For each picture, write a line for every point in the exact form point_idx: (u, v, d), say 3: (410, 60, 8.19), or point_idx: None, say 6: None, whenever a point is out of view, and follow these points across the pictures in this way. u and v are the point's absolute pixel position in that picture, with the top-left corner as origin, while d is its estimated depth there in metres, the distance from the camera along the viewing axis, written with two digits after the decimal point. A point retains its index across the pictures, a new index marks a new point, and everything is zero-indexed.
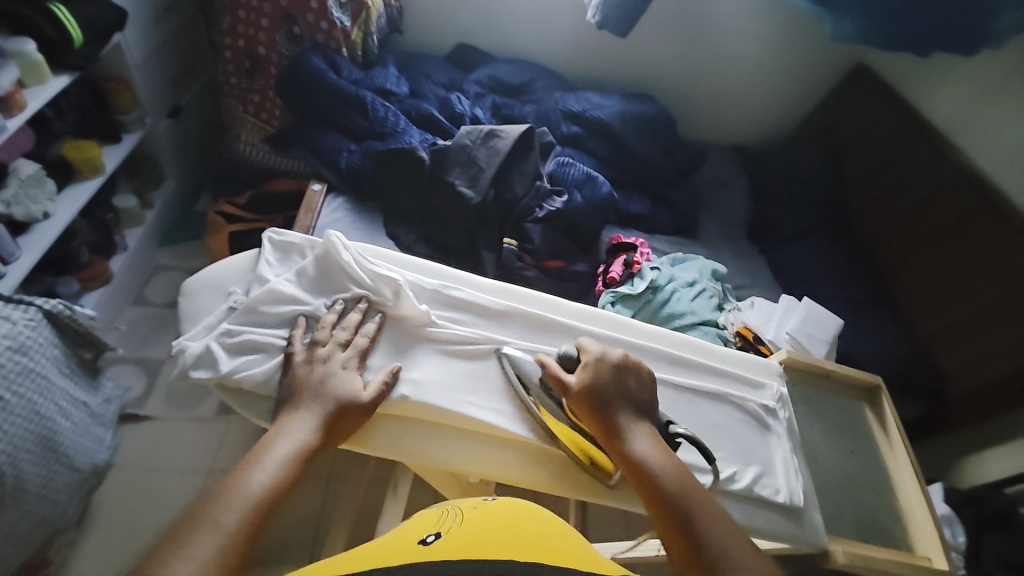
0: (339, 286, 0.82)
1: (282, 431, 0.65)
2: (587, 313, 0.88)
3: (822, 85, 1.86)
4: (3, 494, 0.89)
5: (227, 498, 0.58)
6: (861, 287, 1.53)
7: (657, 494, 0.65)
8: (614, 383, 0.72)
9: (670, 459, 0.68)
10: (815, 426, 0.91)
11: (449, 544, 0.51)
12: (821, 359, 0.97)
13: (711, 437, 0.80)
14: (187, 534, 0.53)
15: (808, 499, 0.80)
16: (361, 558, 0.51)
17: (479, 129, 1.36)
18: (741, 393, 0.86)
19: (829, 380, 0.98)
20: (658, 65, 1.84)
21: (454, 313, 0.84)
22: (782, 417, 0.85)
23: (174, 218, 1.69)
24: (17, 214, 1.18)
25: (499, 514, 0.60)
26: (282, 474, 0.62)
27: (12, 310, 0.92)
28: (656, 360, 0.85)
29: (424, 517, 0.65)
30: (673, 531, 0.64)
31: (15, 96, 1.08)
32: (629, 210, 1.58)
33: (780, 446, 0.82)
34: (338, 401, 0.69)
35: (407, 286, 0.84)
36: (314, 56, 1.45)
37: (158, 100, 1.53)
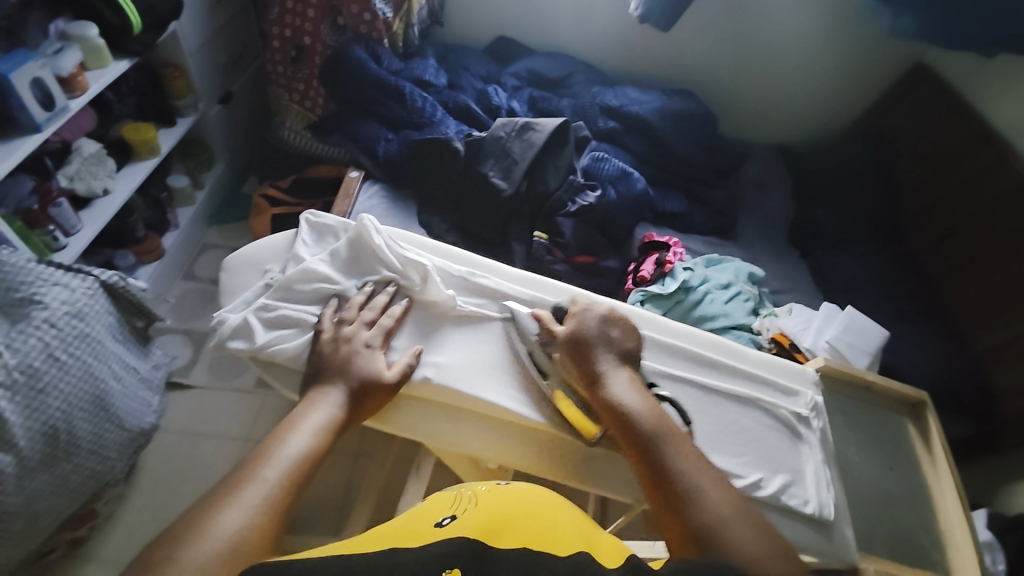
0: (369, 269, 0.84)
1: (314, 403, 0.67)
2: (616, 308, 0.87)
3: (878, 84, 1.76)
4: (56, 448, 0.96)
5: (270, 457, 0.60)
6: (910, 298, 1.45)
7: (629, 434, 0.66)
8: (597, 330, 0.75)
9: (645, 399, 0.69)
10: (851, 439, 0.86)
11: (467, 525, 0.53)
12: (862, 369, 0.93)
13: (736, 441, 0.78)
14: (236, 487, 0.56)
15: (839, 513, 0.76)
16: (381, 538, 0.53)
17: (515, 121, 1.36)
18: (773, 399, 0.83)
19: (869, 393, 0.93)
20: (700, 60, 1.79)
21: (483, 299, 0.84)
22: (815, 426, 0.81)
23: (222, 199, 1.78)
24: (79, 188, 1.27)
25: (517, 497, 0.61)
26: (319, 439, 0.64)
27: (71, 278, 0.99)
28: (683, 360, 0.83)
29: (438, 497, 0.66)
30: (643, 467, 0.64)
31: (78, 78, 1.16)
32: (664, 208, 1.54)
33: (812, 456, 0.79)
34: (364, 375, 0.71)
35: (436, 271, 0.85)
36: (356, 46, 1.49)
37: (211, 87, 1.61)
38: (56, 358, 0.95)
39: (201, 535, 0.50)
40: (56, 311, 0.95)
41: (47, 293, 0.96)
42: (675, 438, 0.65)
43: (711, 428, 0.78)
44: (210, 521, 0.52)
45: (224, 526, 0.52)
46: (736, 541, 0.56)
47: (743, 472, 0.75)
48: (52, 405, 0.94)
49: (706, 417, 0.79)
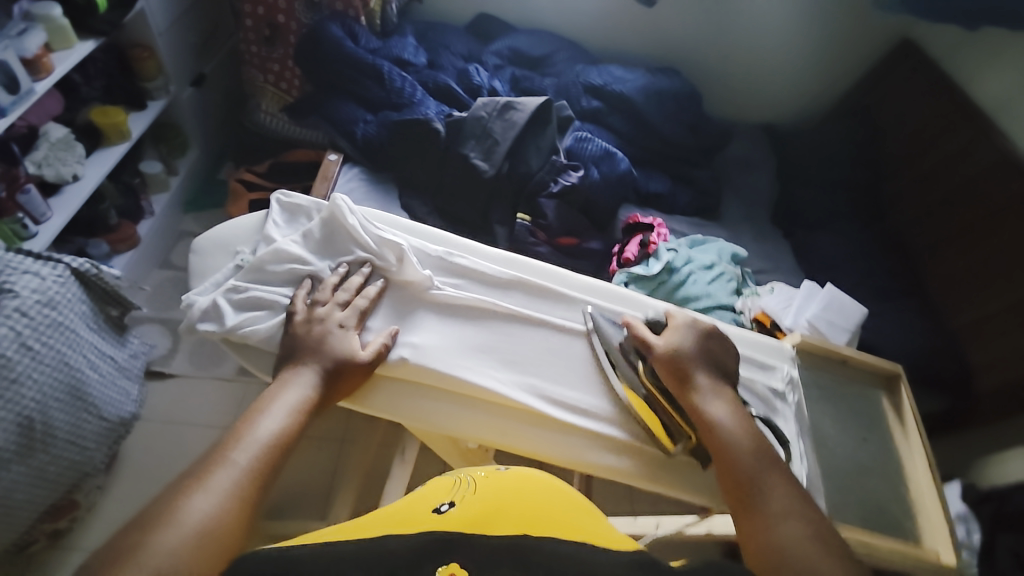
0: (343, 249, 0.83)
1: (285, 384, 0.67)
2: (596, 287, 0.87)
3: (860, 64, 1.77)
4: (33, 438, 0.95)
5: (240, 440, 0.60)
6: (889, 276, 1.48)
7: (725, 446, 0.68)
8: (699, 344, 0.77)
9: (742, 418, 0.72)
10: (826, 412, 0.88)
11: (465, 515, 0.53)
12: (838, 344, 0.94)
13: None
14: (206, 471, 0.56)
15: (811, 483, 0.78)
16: (379, 523, 0.53)
17: (496, 101, 1.33)
18: (750, 374, 0.84)
19: (846, 367, 0.95)
20: (684, 38, 1.77)
21: (460, 279, 0.84)
22: (790, 401, 0.83)
23: (198, 185, 1.73)
24: (48, 174, 1.23)
25: (515, 483, 0.62)
26: (292, 420, 0.64)
27: (41, 266, 0.96)
28: None
29: (436, 484, 0.66)
30: (735, 480, 0.66)
31: (43, 60, 1.11)
32: (648, 189, 1.54)
33: (786, 429, 0.80)
34: (336, 355, 0.70)
35: (412, 251, 0.84)
36: (332, 24, 1.45)
37: (182, 68, 1.55)
38: (28, 347, 0.92)
39: (167, 519, 0.50)
40: (27, 299, 0.93)
41: (17, 281, 0.93)
42: (767, 456, 0.68)
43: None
44: (180, 503, 0.52)
45: (192, 510, 0.51)
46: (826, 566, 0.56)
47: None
48: (27, 396, 0.92)
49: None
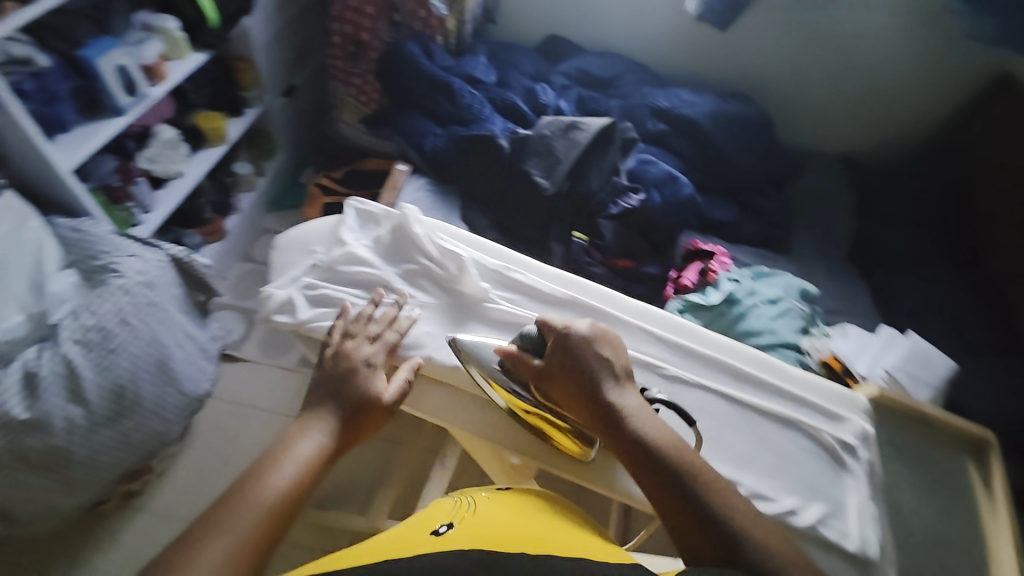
0: (408, 256, 0.87)
1: (303, 433, 0.68)
2: (651, 314, 0.83)
3: (953, 97, 1.63)
4: (122, 404, 1.06)
5: (247, 499, 0.61)
6: (979, 330, 1.34)
7: (654, 467, 0.64)
8: (586, 354, 0.71)
9: (661, 428, 0.67)
10: (901, 475, 0.80)
11: (459, 532, 0.60)
12: (919, 402, 0.86)
13: (772, 464, 0.73)
14: (206, 534, 0.57)
15: (885, 553, 0.70)
16: (383, 544, 0.60)
17: (561, 120, 1.35)
18: (815, 423, 0.77)
19: (927, 427, 0.86)
20: (762, 63, 1.71)
21: (516, 295, 0.85)
22: (863, 458, 0.75)
23: (282, 187, 1.89)
24: (156, 170, 1.38)
25: (511, 510, 0.68)
26: (309, 474, 0.66)
27: (148, 251, 1.10)
28: (718, 373, 0.79)
29: (441, 505, 0.75)
30: (672, 503, 0.62)
31: (158, 68, 1.25)
32: (712, 216, 1.49)
33: (856, 488, 0.73)
34: (363, 402, 0.71)
35: (472, 263, 0.86)
36: (410, 43, 1.53)
37: (276, 80, 1.70)
38: (128, 322, 1.04)
39: None
40: (131, 279, 1.05)
41: (123, 263, 1.05)
42: (704, 469, 0.64)
43: (746, 445, 0.74)
44: (181, 569, 0.53)
45: None
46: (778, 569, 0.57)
47: (776, 496, 0.71)
48: (121, 366, 1.03)
49: (739, 435, 0.74)
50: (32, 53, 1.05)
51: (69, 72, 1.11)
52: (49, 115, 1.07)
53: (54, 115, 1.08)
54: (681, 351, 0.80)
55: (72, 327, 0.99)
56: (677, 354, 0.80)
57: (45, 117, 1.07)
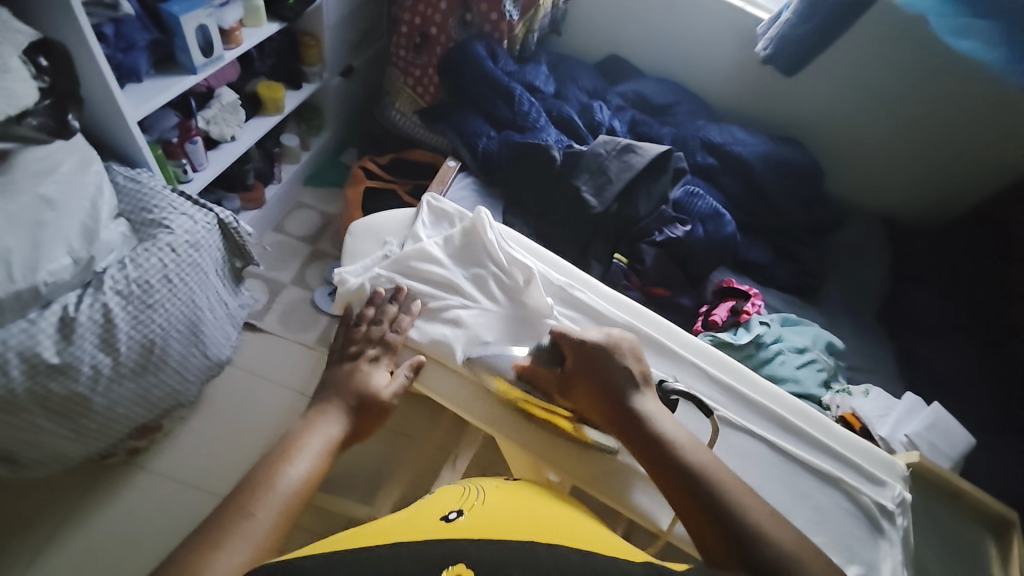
0: (477, 260, 0.87)
1: (314, 426, 0.67)
2: (705, 351, 0.83)
3: (1005, 173, 1.61)
4: (148, 360, 1.04)
5: (265, 492, 0.59)
6: (1002, 409, 1.32)
7: (673, 467, 0.65)
8: (607, 356, 0.72)
9: (677, 428, 0.69)
10: (929, 542, 0.79)
11: (470, 521, 0.56)
12: (952, 475, 0.85)
13: (811, 518, 0.73)
14: (224, 528, 0.55)
15: None
16: (390, 530, 0.56)
17: (617, 141, 1.36)
18: (856, 483, 0.76)
19: (955, 501, 0.85)
20: (815, 112, 1.72)
21: (575, 313, 0.85)
22: (899, 524, 0.74)
23: (323, 163, 1.89)
24: (212, 131, 1.39)
25: (521, 501, 0.66)
26: (315, 464, 0.64)
27: (197, 211, 1.09)
28: (764, 419, 0.79)
29: (446, 492, 0.73)
30: (693, 501, 0.62)
31: (235, 32, 1.27)
32: (747, 256, 1.49)
33: (891, 555, 0.72)
34: (363, 393, 0.72)
35: (538, 277, 0.87)
36: (478, 43, 1.55)
37: (338, 59, 1.72)
38: (170, 280, 1.02)
39: None
40: (179, 238, 1.04)
41: (174, 221, 1.05)
42: (721, 469, 0.64)
43: (785, 494, 0.74)
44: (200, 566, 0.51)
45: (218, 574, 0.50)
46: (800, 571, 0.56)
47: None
48: (156, 321, 1.02)
49: (781, 485, 0.74)
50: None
51: (148, 23, 1.12)
52: (124, 63, 1.10)
53: (130, 65, 1.11)
54: (729, 392, 0.80)
55: (116, 278, 0.97)
56: (726, 395, 0.80)
57: (121, 64, 1.10)
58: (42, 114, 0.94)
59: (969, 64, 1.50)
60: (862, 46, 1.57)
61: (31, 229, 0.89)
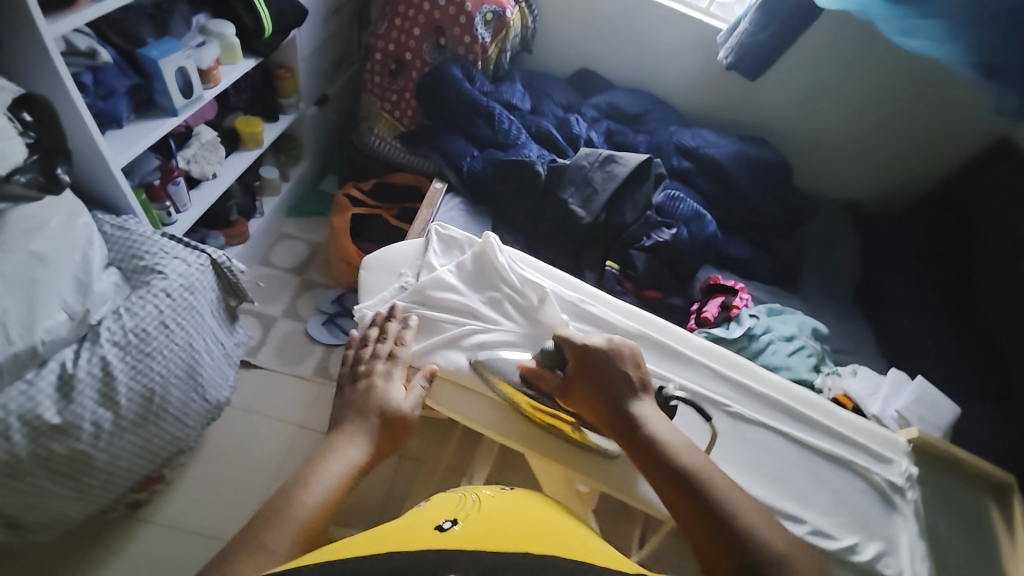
0: (491, 284, 0.89)
1: (333, 451, 0.65)
2: (715, 352, 0.87)
3: (954, 156, 1.74)
4: (149, 410, 1.02)
5: (278, 521, 0.55)
6: (979, 377, 1.40)
7: (668, 472, 0.67)
8: (605, 366, 0.74)
9: (673, 432, 0.70)
10: (940, 513, 0.84)
11: (470, 528, 0.50)
12: (953, 446, 0.91)
13: (831, 501, 0.76)
14: (235, 562, 0.50)
15: None
16: (377, 538, 0.49)
17: (598, 153, 1.41)
18: (866, 463, 0.81)
19: (957, 469, 0.91)
20: (778, 111, 1.81)
21: (589, 326, 0.88)
22: (910, 498, 0.79)
23: (303, 192, 1.88)
24: (193, 170, 1.37)
25: (519, 510, 0.60)
26: (335, 492, 0.61)
27: (189, 254, 1.08)
28: (777, 412, 0.83)
29: (442, 500, 0.67)
30: (686, 503, 0.65)
31: (213, 72, 1.27)
32: (728, 252, 1.55)
33: (906, 528, 0.76)
34: (383, 414, 0.71)
35: (551, 295, 0.89)
36: (454, 66, 1.58)
37: (313, 89, 1.72)
38: (167, 326, 1.01)
39: None
40: (173, 282, 1.03)
41: (167, 265, 1.04)
42: (713, 472, 0.67)
43: (804, 479, 0.77)
44: None
45: None
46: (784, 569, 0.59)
47: (837, 533, 0.74)
48: (155, 369, 1.00)
49: (800, 472, 0.78)
50: (96, 46, 1.05)
51: (127, 68, 1.14)
52: (104, 109, 1.11)
53: (110, 111, 1.11)
54: (742, 389, 0.84)
55: (112, 329, 0.96)
56: (739, 392, 0.84)
57: (101, 111, 1.10)
58: (31, 170, 0.92)
59: (912, 59, 1.62)
60: (815, 49, 1.68)
61: (24, 286, 0.88)
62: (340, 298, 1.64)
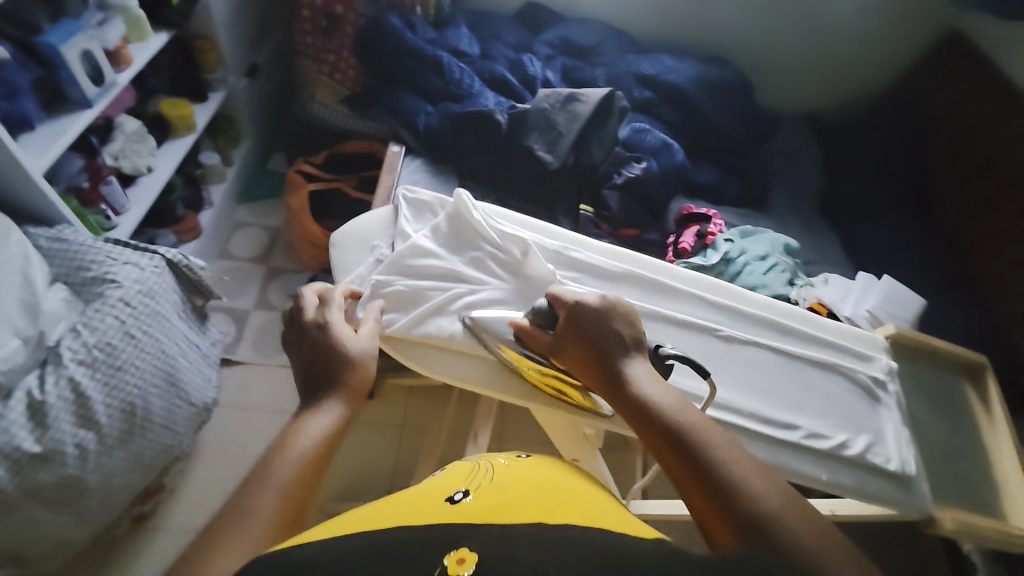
0: (471, 242, 0.87)
1: (314, 413, 0.62)
2: (700, 280, 0.87)
3: (908, 52, 1.74)
4: (133, 424, 0.97)
5: (268, 481, 0.54)
6: (941, 268, 1.48)
7: (657, 429, 0.60)
8: (593, 323, 0.69)
9: (666, 390, 0.64)
10: (921, 400, 0.92)
11: (478, 505, 0.53)
12: (929, 336, 0.96)
13: (823, 405, 0.80)
14: (223, 531, 0.49)
15: (918, 469, 0.80)
16: (386, 513, 0.52)
17: (559, 92, 1.34)
18: (851, 364, 0.85)
19: (934, 357, 0.97)
20: (733, 27, 1.76)
21: (577, 273, 0.86)
22: (891, 390, 0.84)
23: (250, 175, 1.75)
24: (125, 166, 1.26)
25: (529, 474, 0.63)
26: (321, 451, 0.59)
27: (140, 257, 1.01)
28: (765, 329, 0.85)
29: (455, 469, 0.68)
30: (675, 462, 0.58)
31: (123, 52, 1.14)
32: (697, 180, 1.55)
33: (891, 418, 0.82)
34: (354, 365, 0.67)
35: (534, 246, 0.87)
36: (391, 15, 1.47)
37: (240, 59, 1.56)
38: (132, 336, 0.95)
39: None
40: (129, 289, 0.97)
41: (119, 272, 0.97)
42: (708, 429, 0.59)
43: (797, 393, 0.81)
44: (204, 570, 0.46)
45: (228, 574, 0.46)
46: (789, 532, 0.50)
47: (830, 433, 0.78)
48: (131, 382, 0.95)
49: (790, 382, 0.81)
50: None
51: (27, 61, 1.01)
52: (11, 111, 0.98)
53: (18, 112, 0.98)
54: (730, 312, 0.85)
55: (73, 347, 0.90)
56: (728, 316, 0.85)
57: (8, 114, 0.97)
58: None
59: None
60: None
61: None
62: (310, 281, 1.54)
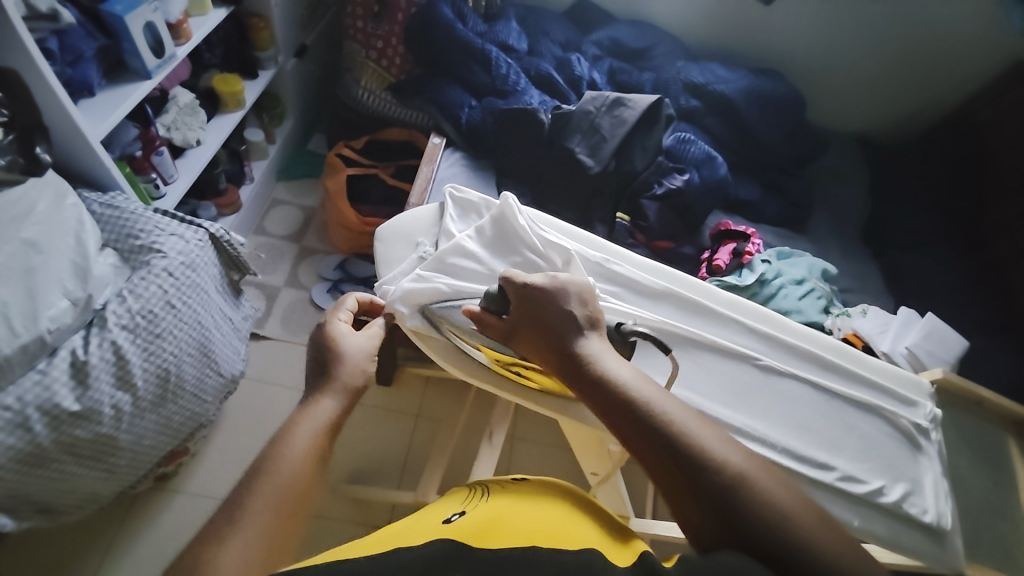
0: (514, 248, 0.86)
1: (310, 411, 0.60)
2: (740, 304, 0.85)
3: (975, 79, 1.64)
4: (166, 389, 1.00)
5: (267, 472, 0.53)
6: (987, 310, 1.40)
7: (613, 408, 0.58)
8: (545, 304, 0.68)
9: (620, 364, 0.62)
10: (964, 453, 0.89)
11: (477, 523, 0.55)
12: (977, 387, 0.93)
13: (858, 448, 0.78)
14: (225, 524, 0.49)
15: (953, 523, 0.77)
16: (390, 535, 0.54)
17: (605, 96, 1.32)
18: (893, 408, 0.81)
19: (981, 408, 0.95)
20: (790, 39, 1.70)
21: (614, 287, 0.85)
22: (934, 439, 0.80)
23: (291, 155, 1.78)
24: (175, 137, 1.30)
25: (531, 505, 0.62)
26: (319, 445, 0.58)
27: (186, 230, 1.05)
28: (807, 363, 0.83)
29: (452, 499, 0.70)
30: (632, 440, 0.56)
31: (183, 26, 1.17)
32: (738, 196, 1.50)
33: (931, 468, 0.78)
34: (349, 364, 0.66)
35: (576, 256, 0.87)
36: (443, 4, 1.46)
37: (290, 39, 1.58)
38: (173, 305, 0.98)
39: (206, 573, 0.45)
40: (173, 260, 1.00)
41: (165, 243, 1.01)
42: (664, 400, 0.58)
43: (833, 432, 0.78)
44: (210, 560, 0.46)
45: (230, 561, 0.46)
46: (756, 498, 0.50)
47: (865, 478, 0.75)
48: (167, 349, 0.98)
49: (827, 421, 0.79)
50: (58, 7, 0.94)
51: (92, 28, 1.03)
52: (74, 76, 1.01)
53: (81, 78, 1.02)
54: (769, 340, 0.83)
55: (118, 312, 0.93)
56: (767, 344, 0.83)
57: (71, 79, 1.01)
58: None
59: None
60: None
61: (23, 277, 0.85)
62: (342, 264, 1.59)
